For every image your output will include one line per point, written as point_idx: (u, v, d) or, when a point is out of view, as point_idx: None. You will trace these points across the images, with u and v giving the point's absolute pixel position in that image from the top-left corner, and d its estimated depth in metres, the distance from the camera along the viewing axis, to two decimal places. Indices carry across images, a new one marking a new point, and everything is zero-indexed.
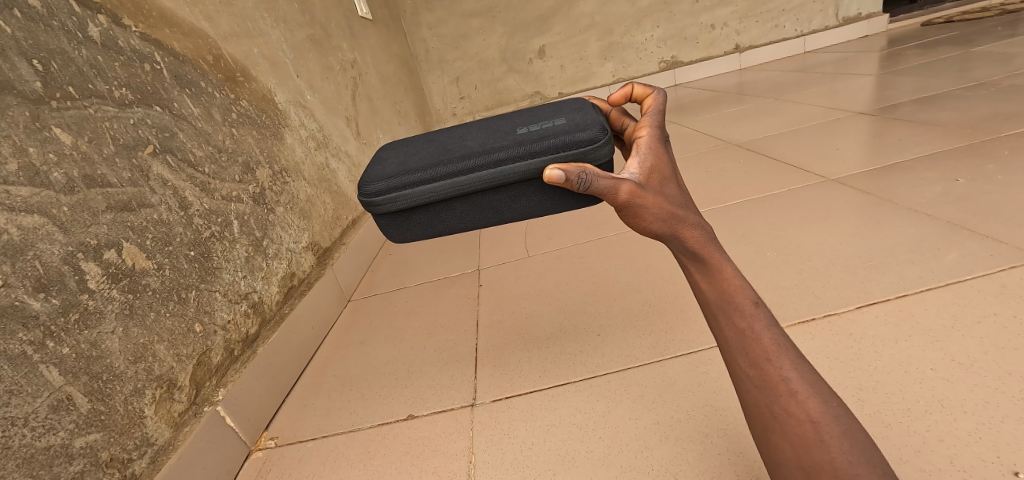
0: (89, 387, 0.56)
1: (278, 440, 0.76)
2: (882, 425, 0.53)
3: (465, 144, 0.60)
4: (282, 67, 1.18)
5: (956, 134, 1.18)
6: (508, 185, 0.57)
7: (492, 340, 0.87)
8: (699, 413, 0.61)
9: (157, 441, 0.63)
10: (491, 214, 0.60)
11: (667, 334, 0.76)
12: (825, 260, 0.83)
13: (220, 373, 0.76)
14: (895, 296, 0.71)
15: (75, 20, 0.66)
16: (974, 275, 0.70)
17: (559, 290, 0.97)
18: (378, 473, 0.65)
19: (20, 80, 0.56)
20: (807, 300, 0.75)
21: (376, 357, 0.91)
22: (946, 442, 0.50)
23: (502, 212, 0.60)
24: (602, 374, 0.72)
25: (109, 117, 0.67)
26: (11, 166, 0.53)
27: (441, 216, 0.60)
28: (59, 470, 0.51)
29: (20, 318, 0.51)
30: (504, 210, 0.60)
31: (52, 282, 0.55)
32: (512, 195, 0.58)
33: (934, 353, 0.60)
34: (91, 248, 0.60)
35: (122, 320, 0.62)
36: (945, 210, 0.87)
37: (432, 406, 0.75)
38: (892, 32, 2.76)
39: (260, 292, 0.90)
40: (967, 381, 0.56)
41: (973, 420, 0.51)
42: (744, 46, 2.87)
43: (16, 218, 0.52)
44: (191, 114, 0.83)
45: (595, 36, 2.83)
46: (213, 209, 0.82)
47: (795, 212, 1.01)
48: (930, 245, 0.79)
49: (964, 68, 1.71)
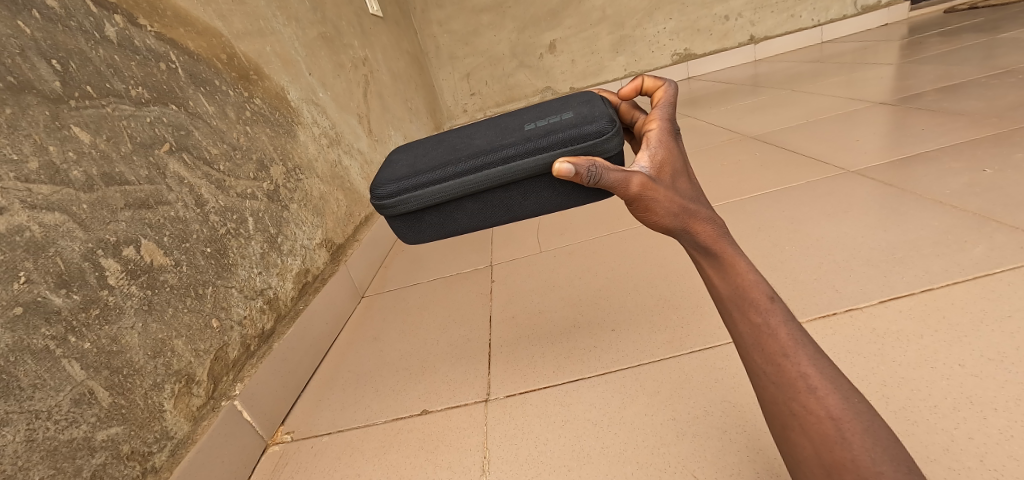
0: (110, 381, 0.57)
1: (294, 434, 0.77)
2: (908, 423, 0.52)
3: (474, 142, 0.59)
4: (294, 65, 1.19)
5: (982, 123, 1.14)
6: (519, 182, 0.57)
7: (505, 335, 0.87)
8: (718, 409, 0.59)
9: (177, 434, 0.64)
10: (501, 213, 0.60)
11: (683, 329, 0.74)
12: (845, 255, 0.81)
13: (237, 369, 0.77)
14: (920, 290, 0.68)
15: (93, 21, 0.67)
16: (1004, 268, 0.68)
17: (571, 285, 0.97)
18: (392, 468, 0.65)
19: (39, 80, 0.57)
20: (827, 294, 0.73)
21: (390, 352, 0.92)
22: (976, 441, 0.48)
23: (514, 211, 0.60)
24: (617, 370, 0.71)
25: (126, 115, 0.68)
26: (31, 165, 0.54)
27: (450, 215, 0.60)
28: (82, 463, 0.52)
29: (42, 313, 0.52)
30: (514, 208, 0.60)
31: (73, 278, 0.56)
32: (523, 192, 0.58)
33: (963, 349, 0.58)
34: (110, 245, 0.61)
35: (141, 316, 0.62)
36: (972, 201, 0.85)
37: (446, 401, 0.75)
38: (913, 19, 2.68)
39: (275, 288, 0.91)
40: (998, 377, 0.54)
41: (1004, 418, 0.49)
42: (760, 36, 2.81)
43: (37, 215, 0.53)
44: (206, 113, 0.84)
45: (607, 30, 2.80)
46: (229, 206, 0.83)
47: (814, 206, 0.99)
48: (956, 237, 0.77)
49: (989, 55, 1.66)
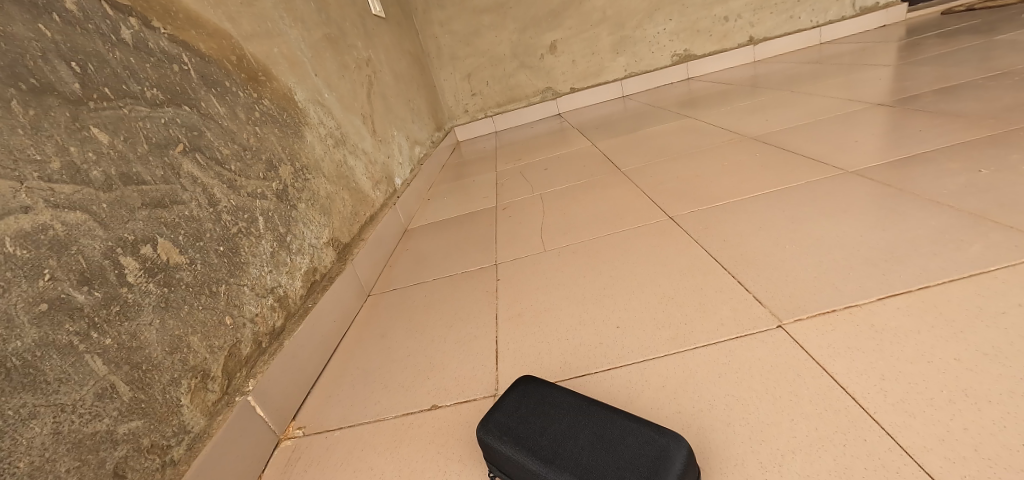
0: (130, 376, 0.58)
1: (306, 429, 0.78)
2: (905, 414, 0.53)
3: (555, 393, 0.63)
4: (301, 66, 1.21)
5: (979, 124, 1.16)
6: (580, 439, 0.55)
7: (511, 332, 0.89)
8: (722, 403, 0.61)
9: (193, 429, 0.65)
10: (541, 450, 0.55)
11: (686, 326, 0.76)
12: (844, 254, 0.83)
13: (250, 364, 0.79)
14: (917, 288, 0.70)
15: (109, 24, 0.68)
16: (998, 266, 0.70)
17: (576, 283, 0.98)
18: (405, 461, 0.67)
19: (60, 82, 0.59)
20: (827, 292, 0.75)
21: (398, 349, 0.93)
22: (970, 431, 0.50)
23: (553, 471, 0.52)
24: (624, 365, 0.72)
25: (142, 116, 0.69)
26: (54, 165, 0.55)
27: (490, 422, 0.60)
28: (105, 455, 0.53)
29: (66, 309, 0.53)
30: (556, 458, 0.53)
31: (94, 275, 0.57)
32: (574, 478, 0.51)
33: (958, 344, 0.60)
34: (129, 243, 0.62)
35: (159, 312, 0.64)
36: (968, 201, 0.87)
37: (455, 396, 0.76)
38: (911, 21, 2.72)
39: (285, 286, 0.92)
40: (992, 371, 0.55)
41: (998, 410, 0.51)
42: (759, 37, 2.84)
43: (60, 214, 0.55)
44: (218, 114, 0.85)
45: (607, 31, 2.82)
46: (240, 206, 0.85)
47: (813, 206, 1.00)
48: (953, 236, 0.79)
49: (986, 57, 1.68)
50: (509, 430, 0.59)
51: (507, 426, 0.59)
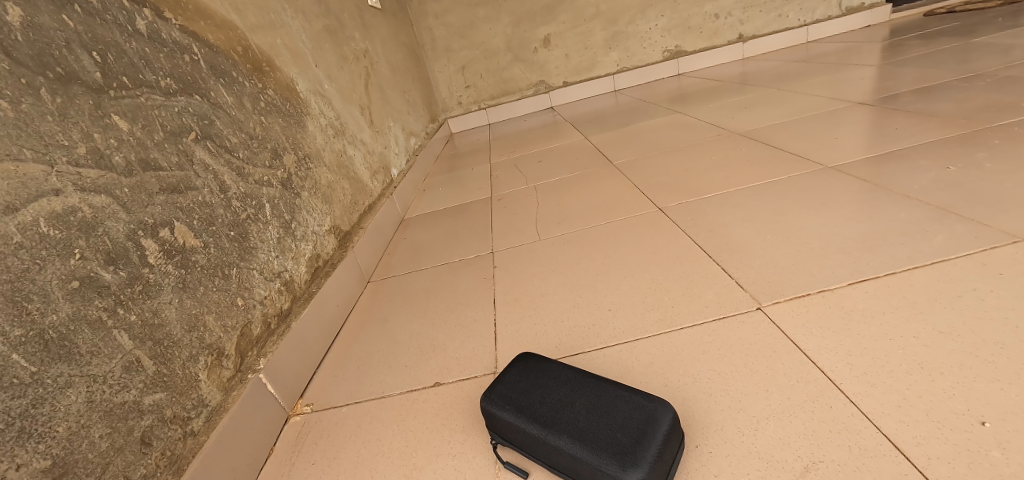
0: (153, 351, 0.61)
1: (313, 406, 0.82)
2: (868, 385, 0.59)
3: (553, 366, 0.67)
4: (302, 57, 1.23)
5: (951, 123, 1.23)
6: (576, 407, 0.59)
7: (508, 315, 0.93)
8: (704, 376, 0.66)
9: (211, 402, 0.69)
10: (541, 416, 0.60)
11: (673, 309, 0.82)
12: (821, 243, 0.88)
13: (261, 344, 0.82)
14: (884, 274, 0.76)
15: (125, 15, 0.70)
16: (958, 254, 0.76)
17: (570, 270, 1.03)
18: (411, 432, 0.71)
19: (83, 70, 0.61)
20: (804, 277, 0.80)
21: (400, 332, 0.97)
22: (924, 398, 0.56)
23: (552, 434, 0.57)
24: (614, 345, 0.77)
25: (157, 105, 0.72)
26: (80, 150, 0.58)
27: (493, 393, 0.65)
28: (133, 423, 0.57)
29: (95, 287, 0.56)
30: (555, 424, 0.58)
31: (119, 256, 0.60)
32: (571, 439, 0.56)
33: (918, 323, 0.66)
34: (149, 226, 0.65)
35: (177, 292, 0.67)
36: (935, 195, 0.93)
37: (457, 374, 0.81)
38: (895, 21, 2.80)
39: (291, 271, 0.96)
40: (945, 347, 0.62)
41: (949, 380, 0.57)
42: (748, 35, 2.90)
43: (87, 198, 0.58)
44: (226, 103, 0.88)
45: (600, 26, 2.85)
46: (248, 193, 0.88)
47: (795, 198, 1.06)
48: (920, 227, 0.85)
49: (962, 59, 1.76)
50: (511, 399, 0.63)
51: (510, 396, 0.64)
